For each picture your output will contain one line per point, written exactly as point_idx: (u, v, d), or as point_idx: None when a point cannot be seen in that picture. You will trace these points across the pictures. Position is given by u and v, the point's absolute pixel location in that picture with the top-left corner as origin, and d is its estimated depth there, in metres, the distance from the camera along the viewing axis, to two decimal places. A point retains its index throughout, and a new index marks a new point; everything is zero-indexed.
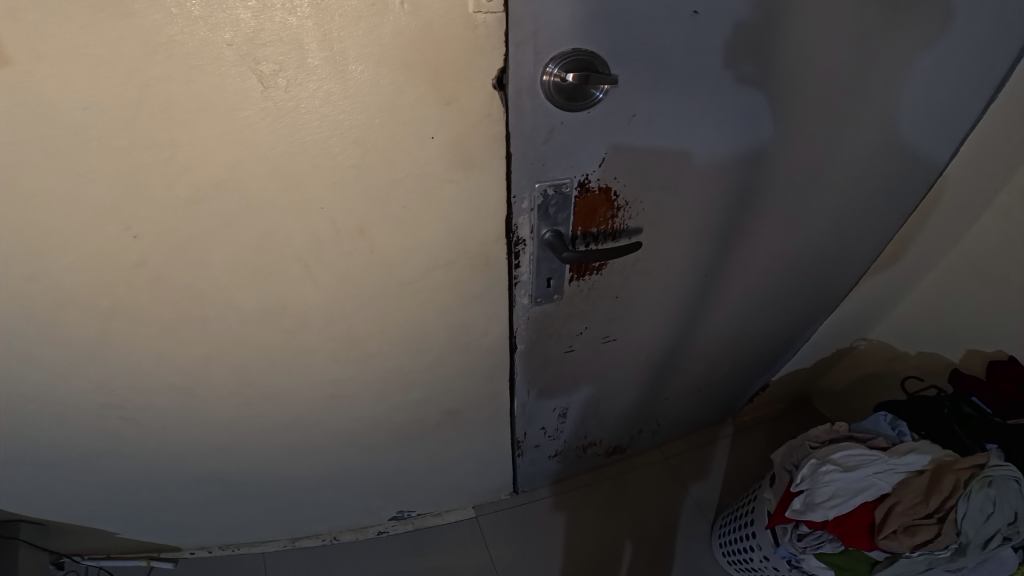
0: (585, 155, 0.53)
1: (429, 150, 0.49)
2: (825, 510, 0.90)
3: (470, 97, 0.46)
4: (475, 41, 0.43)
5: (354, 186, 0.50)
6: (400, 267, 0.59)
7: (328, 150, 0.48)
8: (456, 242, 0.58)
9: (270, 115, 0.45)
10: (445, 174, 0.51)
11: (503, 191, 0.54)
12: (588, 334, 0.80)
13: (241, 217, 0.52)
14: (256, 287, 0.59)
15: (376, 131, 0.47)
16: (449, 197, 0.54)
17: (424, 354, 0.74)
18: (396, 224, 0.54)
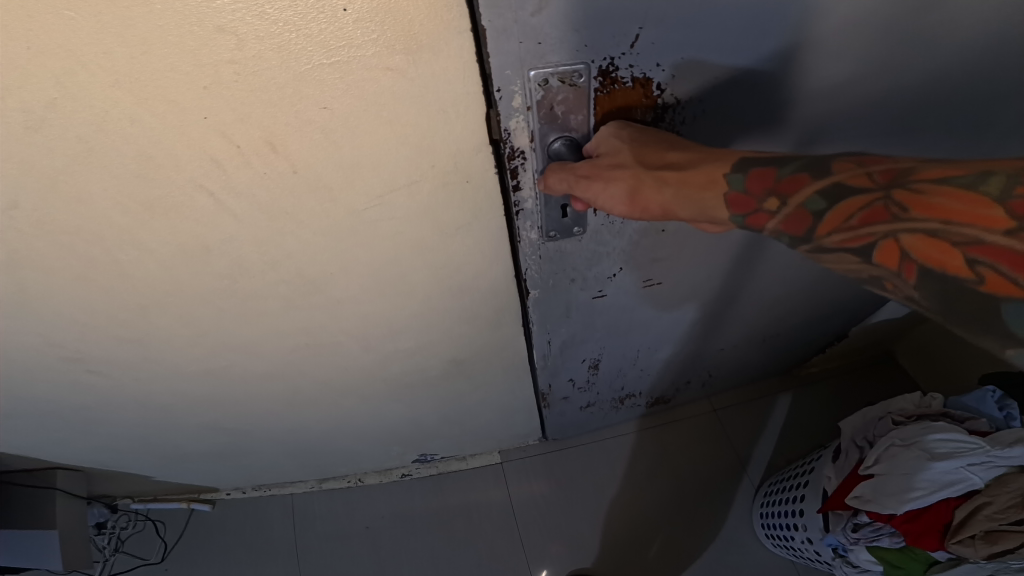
0: (603, 32, 0.37)
1: (350, 30, 0.34)
2: (897, 504, 0.79)
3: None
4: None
5: (243, 90, 0.36)
6: (342, 192, 0.44)
7: (190, 45, 0.33)
8: (416, 157, 0.43)
9: (87, 7, 0.30)
10: (379, 63, 0.36)
11: (475, 82, 0.39)
12: (623, 278, 0.65)
13: (107, 137, 0.38)
14: (165, 225, 0.46)
15: (252, 12, 0.32)
16: (391, 90, 0.38)
17: (407, 300, 0.61)
18: (321, 137, 0.40)
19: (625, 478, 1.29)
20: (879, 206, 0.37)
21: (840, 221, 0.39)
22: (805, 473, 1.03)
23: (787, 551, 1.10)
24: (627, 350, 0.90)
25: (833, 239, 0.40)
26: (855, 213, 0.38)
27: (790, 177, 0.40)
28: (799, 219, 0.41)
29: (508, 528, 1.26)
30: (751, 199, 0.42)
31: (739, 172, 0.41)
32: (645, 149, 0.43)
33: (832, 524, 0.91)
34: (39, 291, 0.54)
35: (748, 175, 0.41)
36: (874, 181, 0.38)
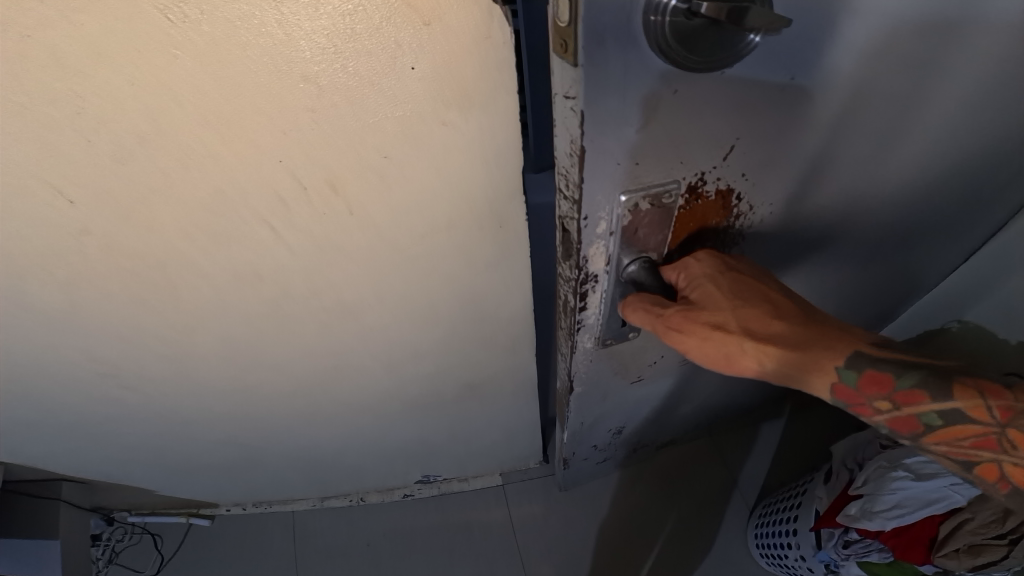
0: (695, 143, 0.41)
1: (413, 87, 0.39)
2: (883, 520, 0.85)
3: (458, 12, 0.36)
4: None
5: (312, 135, 0.41)
6: (388, 230, 0.49)
7: (276, 92, 0.38)
8: (458, 200, 0.48)
9: (191, 53, 0.35)
10: (435, 116, 0.41)
11: (516, 135, 0.44)
12: (662, 362, 0.73)
13: (184, 174, 0.43)
14: (221, 254, 0.51)
15: (334, 65, 0.37)
16: (443, 143, 0.43)
17: (432, 327, 0.65)
18: (376, 180, 0.45)
19: (623, 501, 1.33)
20: (991, 436, 0.45)
21: (949, 435, 0.47)
22: (800, 495, 1.07)
23: (782, 571, 1.14)
24: (648, 412, 0.94)
25: (937, 443, 0.48)
26: (968, 437, 0.46)
27: (909, 390, 0.46)
28: (907, 421, 0.47)
29: (508, 546, 1.29)
30: (863, 395, 0.47)
31: (855, 371, 0.46)
32: (750, 313, 0.45)
33: (823, 541, 0.95)
34: (90, 310, 0.59)
35: (856, 373, 0.46)
36: (993, 416, 0.45)
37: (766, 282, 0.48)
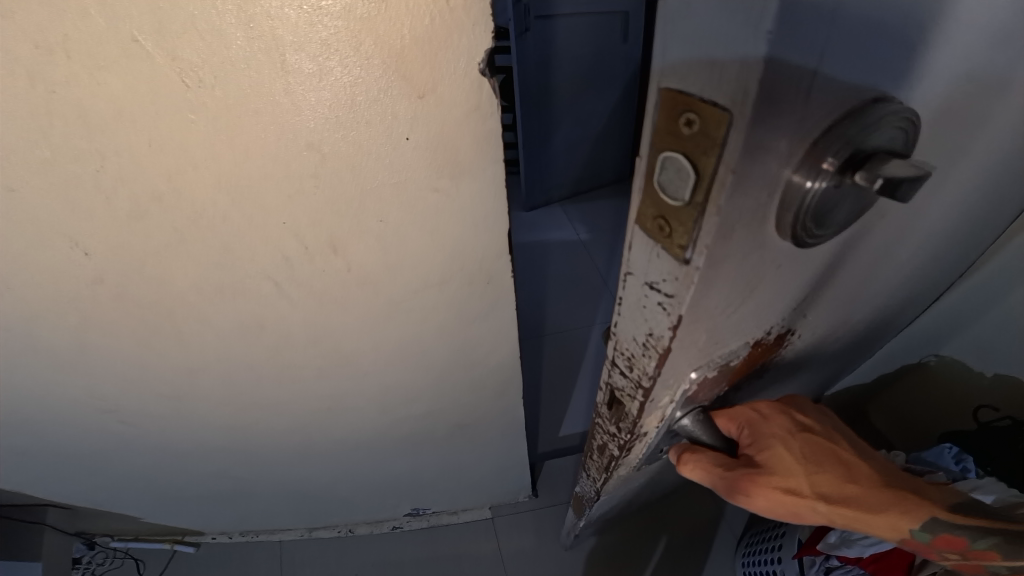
0: (767, 311, 0.43)
1: (407, 157, 0.42)
2: (861, 547, 0.87)
3: (450, 86, 0.38)
4: (455, 16, 0.35)
5: (315, 199, 0.44)
6: (384, 285, 0.52)
7: (281, 157, 0.41)
8: (451, 260, 0.51)
9: (205, 115, 0.38)
10: (428, 183, 0.44)
11: (503, 200, 0.47)
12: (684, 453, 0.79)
13: (194, 230, 0.46)
14: (226, 304, 0.54)
15: (336, 134, 0.40)
16: (435, 207, 0.46)
17: (424, 372, 0.68)
18: (374, 241, 0.47)
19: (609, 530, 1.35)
20: None
21: None
22: (783, 524, 1.10)
23: None
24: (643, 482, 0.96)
25: None
26: None
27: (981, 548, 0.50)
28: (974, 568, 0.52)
29: None
30: (931, 548, 0.51)
31: (926, 531, 0.50)
32: (813, 475, 0.53)
33: (807, 568, 0.99)
34: (96, 352, 0.61)
35: (930, 534, 0.50)
36: None
37: (827, 445, 0.55)
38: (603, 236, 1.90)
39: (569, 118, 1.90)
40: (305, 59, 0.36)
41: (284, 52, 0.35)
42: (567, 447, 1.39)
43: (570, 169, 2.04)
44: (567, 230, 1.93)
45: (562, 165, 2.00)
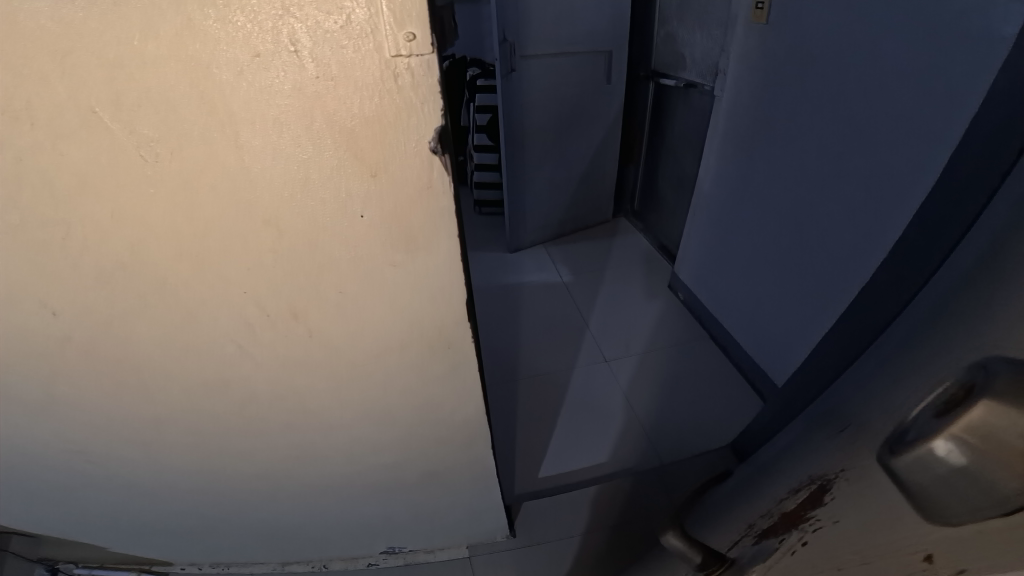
0: None
1: (362, 233, 0.43)
2: None
3: (402, 165, 0.39)
4: (405, 97, 0.36)
5: (274, 271, 0.45)
6: (346, 350, 0.53)
7: (239, 230, 0.42)
8: (409, 327, 0.51)
9: (164, 188, 0.39)
10: (384, 258, 0.45)
11: (461, 275, 0.48)
12: None
13: (157, 297, 0.47)
14: (194, 364, 0.54)
15: (292, 210, 0.41)
16: (391, 279, 0.47)
17: (392, 427, 0.69)
18: (334, 309, 0.48)
19: None
20: None
21: None
22: None
23: None
24: None
25: None
26: None
27: None
28: None
29: None
30: None
31: None
32: None
33: None
34: (66, 401, 0.62)
35: None
36: None
37: None
38: (586, 277, 1.91)
39: (555, 159, 1.93)
40: (260, 134, 0.37)
41: (238, 125, 0.36)
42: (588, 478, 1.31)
43: (554, 212, 2.06)
44: (550, 272, 1.94)
45: (546, 208, 2.02)
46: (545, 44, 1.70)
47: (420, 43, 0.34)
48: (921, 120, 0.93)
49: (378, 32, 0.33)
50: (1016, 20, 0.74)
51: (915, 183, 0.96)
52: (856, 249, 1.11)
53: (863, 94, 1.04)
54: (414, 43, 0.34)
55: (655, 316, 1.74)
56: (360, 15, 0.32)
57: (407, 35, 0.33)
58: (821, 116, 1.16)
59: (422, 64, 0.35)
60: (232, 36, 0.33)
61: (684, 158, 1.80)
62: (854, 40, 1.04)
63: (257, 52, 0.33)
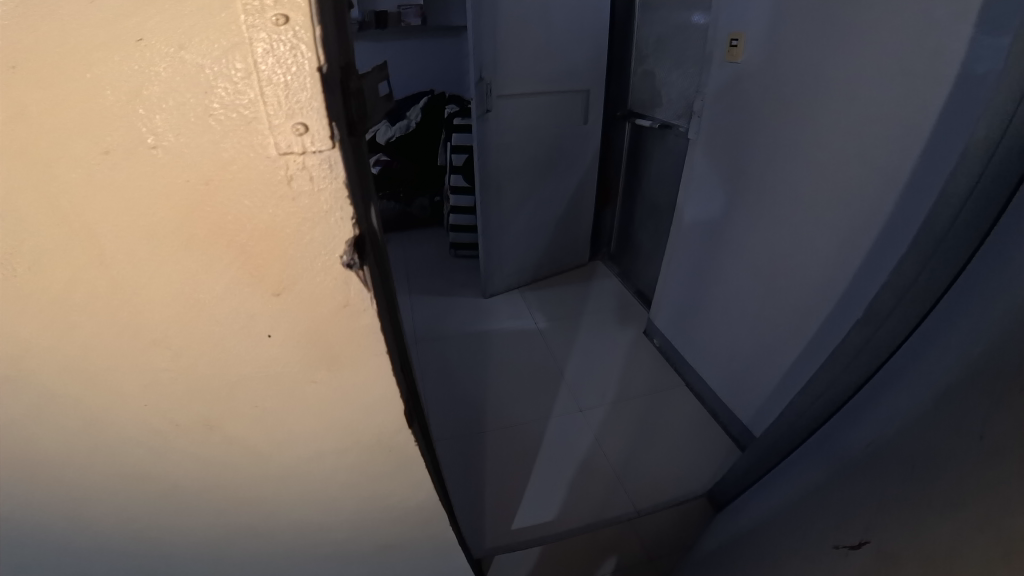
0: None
1: (273, 353, 0.37)
2: None
3: (308, 282, 0.33)
4: (304, 204, 0.30)
5: (173, 389, 0.39)
6: (276, 462, 0.47)
7: (125, 352, 0.36)
8: (341, 435, 0.45)
9: (22, 314, 0.34)
10: (303, 375, 0.39)
11: (395, 389, 0.42)
12: None
13: (47, 426, 0.41)
14: (103, 468, 0.50)
15: (183, 331, 0.35)
16: (315, 395, 0.41)
17: (336, 516, 0.65)
18: (253, 421, 0.43)
19: None
20: None
21: None
22: None
23: None
24: None
25: None
26: None
27: None
28: None
29: None
30: None
31: None
32: None
33: None
34: None
35: None
36: None
37: None
38: (561, 324, 1.88)
39: (533, 199, 1.90)
40: (130, 248, 0.31)
41: (100, 237, 0.31)
42: (552, 534, 1.20)
43: (531, 254, 2.03)
44: (525, 317, 1.91)
45: (524, 249, 1.99)
46: (520, 83, 1.68)
47: (314, 135, 0.28)
48: (898, 169, 0.90)
49: (258, 120, 0.27)
50: (989, 60, 0.73)
51: (891, 235, 0.93)
52: (833, 300, 1.08)
53: (840, 142, 1.02)
54: (307, 135, 0.28)
55: (631, 362, 1.71)
56: (230, 100, 0.27)
57: (297, 127, 0.27)
58: (799, 164, 1.13)
59: (322, 160, 0.29)
60: (76, 128, 0.27)
61: (660, 200, 1.78)
62: (831, 86, 1.03)
63: (109, 148, 0.28)
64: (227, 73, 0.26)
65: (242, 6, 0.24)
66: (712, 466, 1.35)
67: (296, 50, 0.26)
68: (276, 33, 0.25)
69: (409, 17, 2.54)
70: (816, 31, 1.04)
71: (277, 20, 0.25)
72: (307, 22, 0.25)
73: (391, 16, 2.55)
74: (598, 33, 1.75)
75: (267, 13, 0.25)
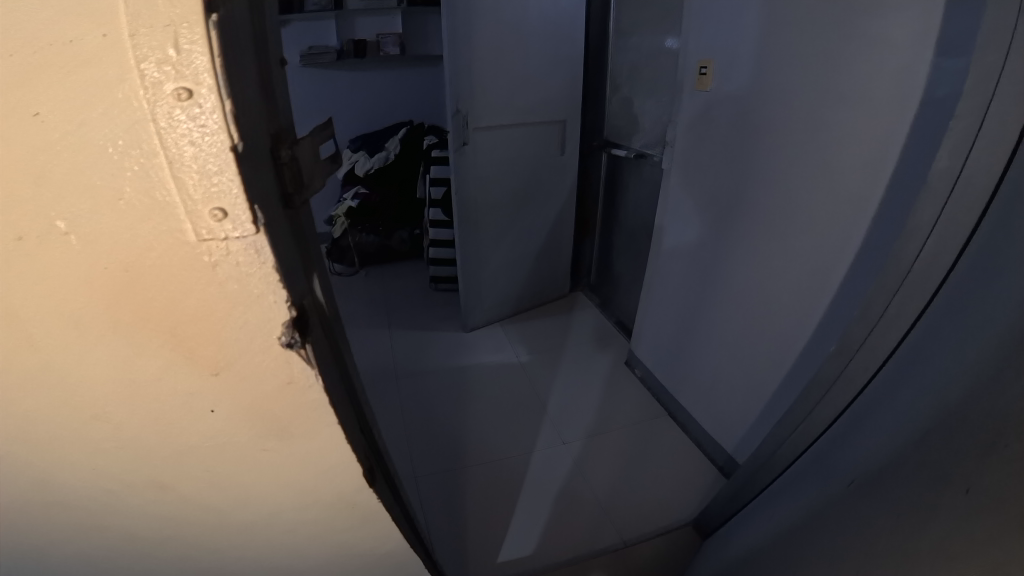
0: None
1: (219, 426, 0.36)
2: None
3: (246, 363, 0.32)
4: (234, 289, 0.29)
5: (121, 458, 0.38)
6: (234, 523, 0.46)
7: (66, 425, 0.35)
8: (300, 494, 0.44)
9: None
10: (254, 444, 0.38)
11: (350, 452, 0.41)
12: None
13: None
14: (60, 551, 0.46)
15: (123, 406, 0.35)
16: (267, 463, 0.40)
17: None
18: (209, 485, 0.41)
19: None
20: None
21: None
22: None
23: None
24: None
25: None
26: None
27: None
28: None
29: None
30: None
31: None
32: None
33: None
34: None
35: None
36: None
37: None
38: (543, 356, 1.87)
39: (512, 231, 1.90)
40: (55, 333, 0.31)
41: (25, 320, 0.30)
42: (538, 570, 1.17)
43: (512, 285, 2.02)
44: (507, 351, 1.89)
45: (505, 280, 1.98)
46: (497, 113, 1.68)
47: (234, 220, 0.27)
48: (867, 195, 0.91)
49: (172, 208, 0.27)
50: (951, 83, 0.74)
51: (864, 261, 0.94)
52: (809, 328, 1.08)
53: (811, 173, 1.03)
54: (227, 221, 0.27)
55: (614, 392, 1.70)
56: (141, 186, 0.26)
57: (215, 213, 0.27)
58: (769, 193, 1.14)
59: (246, 247, 0.28)
60: None
61: (638, 229, 1.78)
62: (798, 115, 1.04)
63: (21, 236, 0.28)
64: (130, 152, 0.26)
65: (140, 78, 0.24)
66: (697, 494, 1.34)
67: (205, 128, 0.25)
68: (180, 109, 0.25)
69: (387, 47, 2.56)
70: (783, 62, 1.05)
71: (179, 93, 0.24)
72: (213, 96, 0.24)
73: (371, 44, 2.57)
74: (574, 62, 1.78)
75: (167, 87, 0.24)
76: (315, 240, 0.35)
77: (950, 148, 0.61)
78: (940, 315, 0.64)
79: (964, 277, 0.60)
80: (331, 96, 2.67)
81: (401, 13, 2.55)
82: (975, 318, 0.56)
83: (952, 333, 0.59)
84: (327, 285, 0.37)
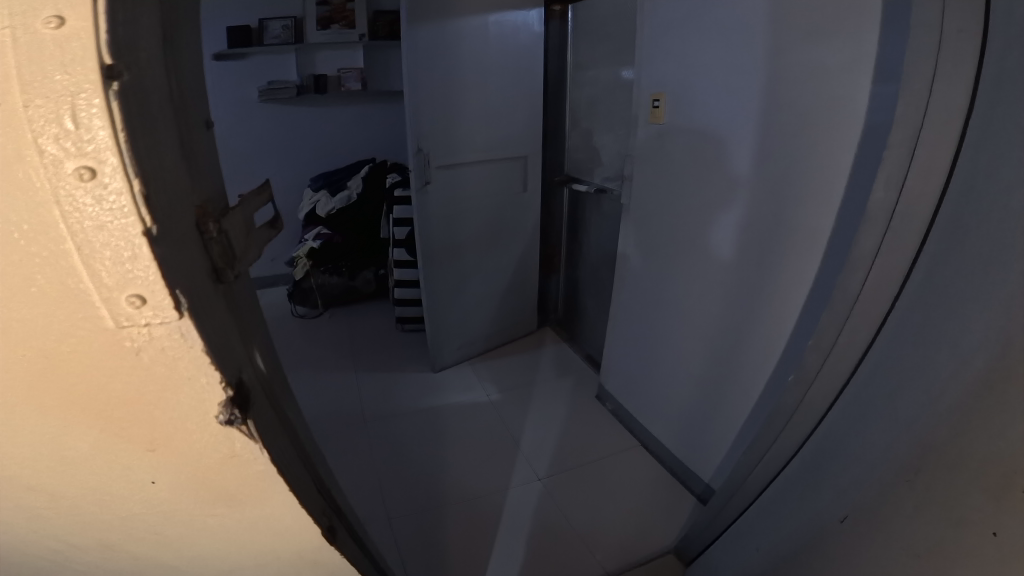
0: None
1: (162, 497, 0.35)
2: None
3: (183, 440, 0.31)
4: (161, 370, 0.28)
5: (63, 526, 0.36)
6: None
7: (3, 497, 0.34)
8: (257, 556, 0.42)
9: None
10: (201, 510, 0.36)
11: (307, 516, 0.40)
12: None
13: None
14: None
15: (60, 480, 0.33)
16: (216, 528, 0.38)
17: None
18: (160, 551, 0.39)
19: None
20: None
21: None
22: None
23: None
24: None
25: None
26: None
27: None
28: None
29: None
30: None
31: None
32: None
33: None
34: None
35: None
36: None
37: None
38: (513, 394, 1.85)
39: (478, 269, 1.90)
40: None
41: None
42: None
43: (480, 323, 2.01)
44: (477, 390, 1.87)
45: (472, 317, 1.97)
46: (458, 152, 1.69)
47: (154, 307, 0.26)
48: (818, 222, 0.92)
49: (85, 293, 0.26)
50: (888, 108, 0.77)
51: (818, 290, 0.95)
52: (774, 357, 1.08)
53: (765, 204, 1.04)
54: (147, 307, 0.26)
55: (585, 426, 1.69)
56: (53, 271, 0.26)
57: (132, 300, 0.26)
58: (727, 225, 1.15)
59: (171, 331, 0.27)
60: None
61: (602, 261, 1.79)
62: (748, 145, 1.06)
63: None
64: (38, 233, 0.25)
65: (40, 158, 0.24)
66: (675, 525, 1.33)
67: (114, 210, 0.24)
68: (86, 191, 0.24)
69: (348, 82, 2.59)
70: (733, 96, 1.08)
71: (81, 173, 0.24)
72: (119, 175, 0.24)
73: (331, 79, 2.59)
74: (534, 98, 1.79)
75: (69, 166, 0.24)
76: (248, 307, 0.35)
77: (883, 180, 0.62)
78: (893, 339, 0.64)
79: (913, 301, 0.61)
80: (292, 135, 2.66)
81: (360, 51, 2.56)
82: (929, 343, 0.57)
83: (908, 358, 0.60)
84: (264, 349, 0.37)
